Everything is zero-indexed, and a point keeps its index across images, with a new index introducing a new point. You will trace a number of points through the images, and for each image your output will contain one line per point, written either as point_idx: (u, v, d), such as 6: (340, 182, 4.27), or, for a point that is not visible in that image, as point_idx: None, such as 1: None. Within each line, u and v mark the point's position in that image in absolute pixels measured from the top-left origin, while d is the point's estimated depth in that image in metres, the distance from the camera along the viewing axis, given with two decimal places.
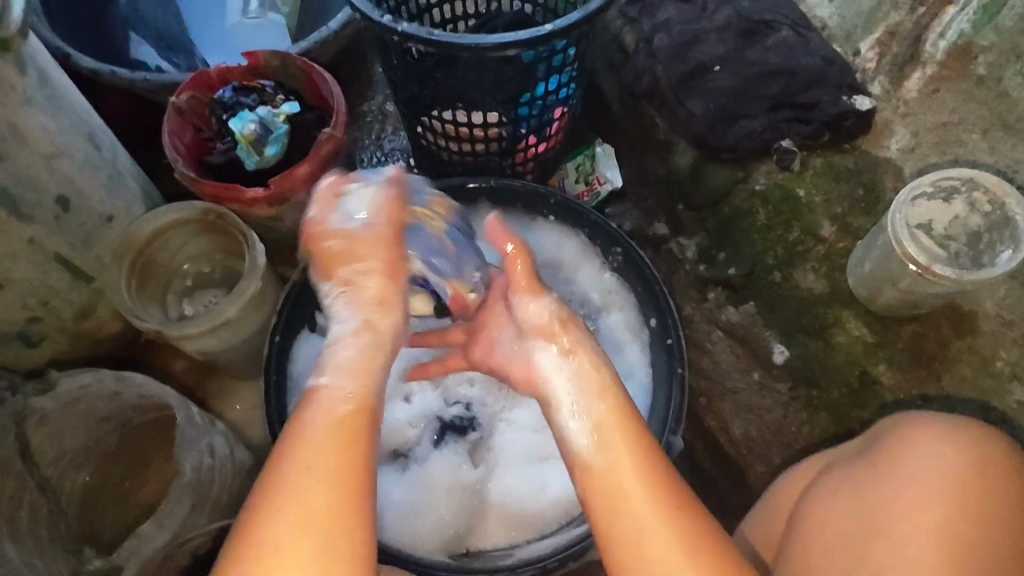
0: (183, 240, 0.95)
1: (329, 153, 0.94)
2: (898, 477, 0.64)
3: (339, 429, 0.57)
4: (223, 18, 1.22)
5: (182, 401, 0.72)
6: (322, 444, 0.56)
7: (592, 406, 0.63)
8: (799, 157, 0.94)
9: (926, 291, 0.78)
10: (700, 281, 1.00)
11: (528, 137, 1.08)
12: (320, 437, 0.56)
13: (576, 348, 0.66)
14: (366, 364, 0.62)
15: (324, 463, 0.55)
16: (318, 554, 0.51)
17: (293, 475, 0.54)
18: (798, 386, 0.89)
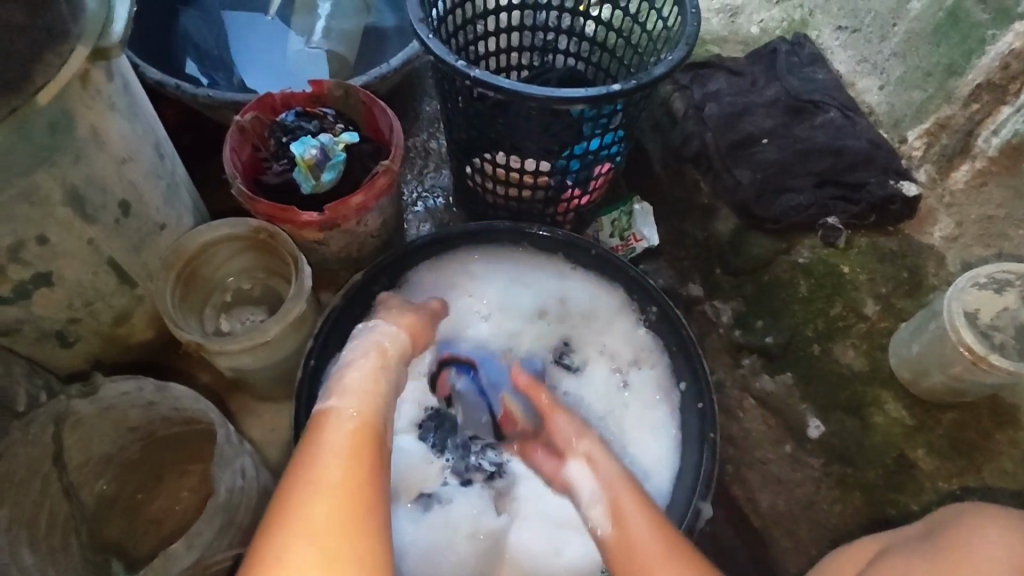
0: (230, 255, 0.96)
1: (384, 185, 0.95)
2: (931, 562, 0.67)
3: (338, 441, 0.58)
4: (271, 45, 1.26)
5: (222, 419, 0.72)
6: (345, 449, 0.57)
7: (603, 496, 0.72)
8: (844, 235, 0.95)
9: (976, 379, 0.78)
10: (734, 346, 1.00)
11: (573, 188, 1.10)
12: (338, 444, 0.58)
13: (591, 452, 0.77)
14: (370, 391, 0.65)
15: (323, 470, 0.55)
16: (337, 531, 0.51)
17: (325, 463, 0.55)
18: (832, 463, 0.87)
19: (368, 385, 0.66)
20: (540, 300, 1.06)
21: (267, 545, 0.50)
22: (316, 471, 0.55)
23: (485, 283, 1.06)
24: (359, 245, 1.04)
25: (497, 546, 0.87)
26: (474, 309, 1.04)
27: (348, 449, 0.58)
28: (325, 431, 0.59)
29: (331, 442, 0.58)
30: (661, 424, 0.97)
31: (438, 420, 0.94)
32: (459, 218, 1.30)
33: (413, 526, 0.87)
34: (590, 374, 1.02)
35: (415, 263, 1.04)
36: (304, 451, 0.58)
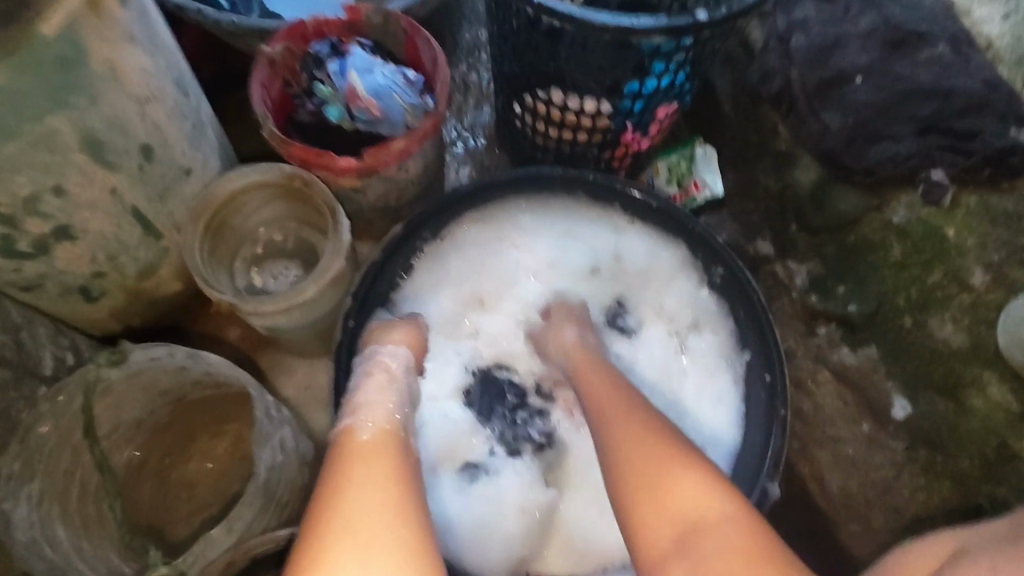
0: (260, 203, 0.88)
1: (429, 129, 0.85)
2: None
3: (370, 447, 0.59)
4: None
5: (258, 392, 0.67)
6: (372, 456, 0.58)
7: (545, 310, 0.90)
8: (951, 192, 0.82)
9: None
10: (808, 313, 0.92)
11: (634, 132, 0.98)
12: (358, 453, 0.58)
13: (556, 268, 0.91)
14: (379, 400, 0.67)
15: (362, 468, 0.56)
16: (378, 521, 0.51)
17: (357, 468, 0.56)
18: (918, 448, 0.81)
19: (379, 395, 0.67)
20: (593, 255, 0.96)
21: (309, 540, 0.50)
22: (346, 474, 0.55)
23: (533, 235, 0.96)
24: (398, 194, 0.95)
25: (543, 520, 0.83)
26: (523, 264, 0.95)
27: (375, 455, 0.58)
28: (345, 447, 0.59)
29: (364, 450, 0.58)
30: (723, 395, 0.90)
31: (484, 385, 0.89)
32: (500, 161, 1.19)
33: (456, 495, 0.83)
34: (646, 339, 0.93)
35: (461, 214, 0.95)
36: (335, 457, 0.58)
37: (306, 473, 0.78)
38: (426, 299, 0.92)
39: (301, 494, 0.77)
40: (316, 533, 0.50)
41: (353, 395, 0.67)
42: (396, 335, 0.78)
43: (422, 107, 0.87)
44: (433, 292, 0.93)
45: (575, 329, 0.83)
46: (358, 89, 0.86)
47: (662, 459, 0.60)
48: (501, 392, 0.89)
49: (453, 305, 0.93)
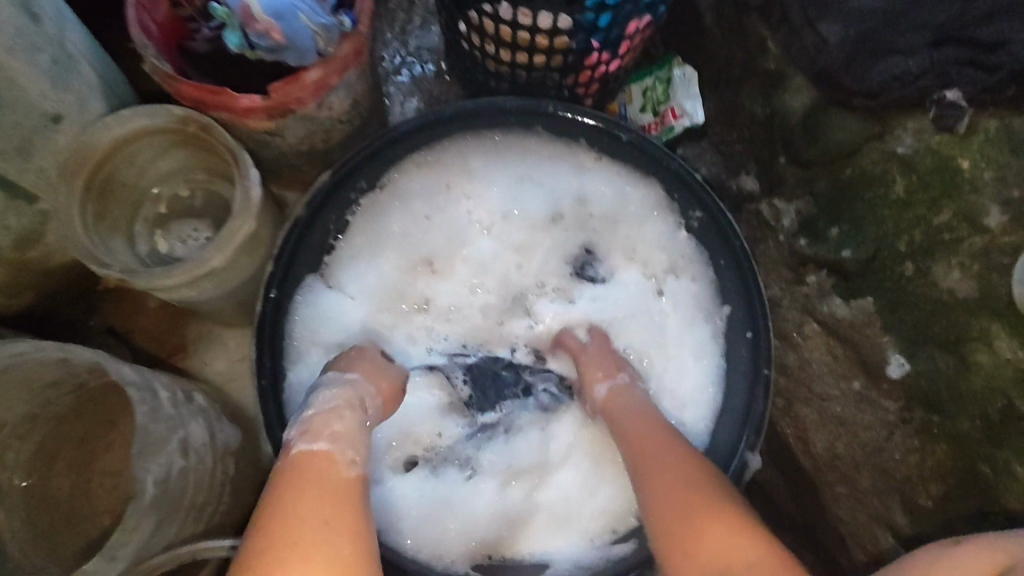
0: (154, 154, 0.75)
1: (348, 55, 0.70)
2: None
3: (333, 483, 0.53)
4: None
5: (147, 391, 0.57)
6: (328, 499, 0.51)
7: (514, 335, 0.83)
8: (968, 116, 0.69)
9: None
10: (798, 259, 0.82)
11: (601, 51, 0.84)
12: (313, 489, 0.52)
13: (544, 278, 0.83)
14: (354, 430, 0.59)
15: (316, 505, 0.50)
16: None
17: (305, 507, 0.50)
18: (912, 407, 0.72)
19: (353, 426, 0.59)
20: (554, 200, 0.84)
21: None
22: (296, 512, 0.49)
23: (484, 180, 0.84)
24: (324, 135, 0.82)
25: (508, 507, 0.78)
26: (473, 216, 0.84)
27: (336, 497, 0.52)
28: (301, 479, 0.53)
29: (322, 489, 0.52)
30: (701, 349, 0.80)
31: (467, 375, 0.82)
32: (452, 90, 1.04)
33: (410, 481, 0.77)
34: (622, 290, 0.83)
35: (400, 157, 0.81)
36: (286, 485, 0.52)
37: (230, 464, 0.71)
38: (364, 264, 0.81)
39: (225, 489, 0.69)
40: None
41: (320, 415, 0.59)
42: (376, 367, 0.69)
43: (335, 28, 0.68)
44: (371, 256, 0.82)
45: (606, 379, 0.73)
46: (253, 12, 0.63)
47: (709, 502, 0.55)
48: (493, 376, 0.82)
49: (396, 268, 0.82)
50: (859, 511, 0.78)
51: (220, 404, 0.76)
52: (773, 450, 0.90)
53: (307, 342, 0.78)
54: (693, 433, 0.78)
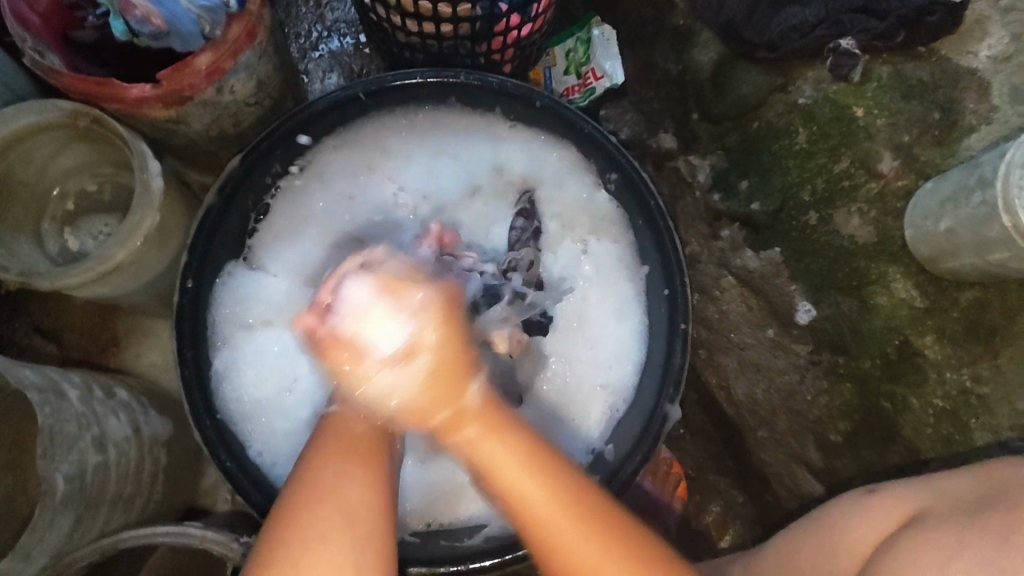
0: (52, 151, 0.73)
1: (240, 39, 0.69)
2: (943, 495, 0.58)
3: (355, 436, 0.58)
4: None
5: (52, 394, 0.59)
6: (349, 453, 0.57)
7: None
8: (861, 64, 0.70)
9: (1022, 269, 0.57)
10: (712, 214, 0.83)
11: (509, 15, 0.81)
12: (336, 443, 0.57)
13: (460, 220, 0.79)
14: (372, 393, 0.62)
15: (347, 479, 0.55)
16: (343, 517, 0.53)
17: (326, 456, 0.56)
18: (821, 350, 0.75)
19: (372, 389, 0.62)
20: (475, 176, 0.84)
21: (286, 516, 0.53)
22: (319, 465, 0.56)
23: (402, 158, 0.84)
24: (232, 119, 0.79)
25: None
26: (398, 193, 0.83)
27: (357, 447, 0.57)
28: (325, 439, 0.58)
29: (349, 437, 0.58)
30: (624, 308, 0.81)
31: None
32: (373, 62, 1.00)
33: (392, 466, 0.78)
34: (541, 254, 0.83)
35: (316, 136, 0.79)
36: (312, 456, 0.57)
37: (161, 455, 0.72)
38: (286, 244, 0.81)
39: (157, 478, 0.71)
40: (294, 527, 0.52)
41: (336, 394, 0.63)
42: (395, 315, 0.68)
43: (220, 9, 0.66)
44: (291, 236, 0.81)
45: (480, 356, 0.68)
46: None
47: (577, 511, 0.57)
48: None
49: (319, 250, 0.81)
50: (777, 447, 0.83)
51: (149, 396, 0.76)
52: (700, 397, 0.93)
53: (227, 328, 0.77)
54: (617, 387, 0.80)
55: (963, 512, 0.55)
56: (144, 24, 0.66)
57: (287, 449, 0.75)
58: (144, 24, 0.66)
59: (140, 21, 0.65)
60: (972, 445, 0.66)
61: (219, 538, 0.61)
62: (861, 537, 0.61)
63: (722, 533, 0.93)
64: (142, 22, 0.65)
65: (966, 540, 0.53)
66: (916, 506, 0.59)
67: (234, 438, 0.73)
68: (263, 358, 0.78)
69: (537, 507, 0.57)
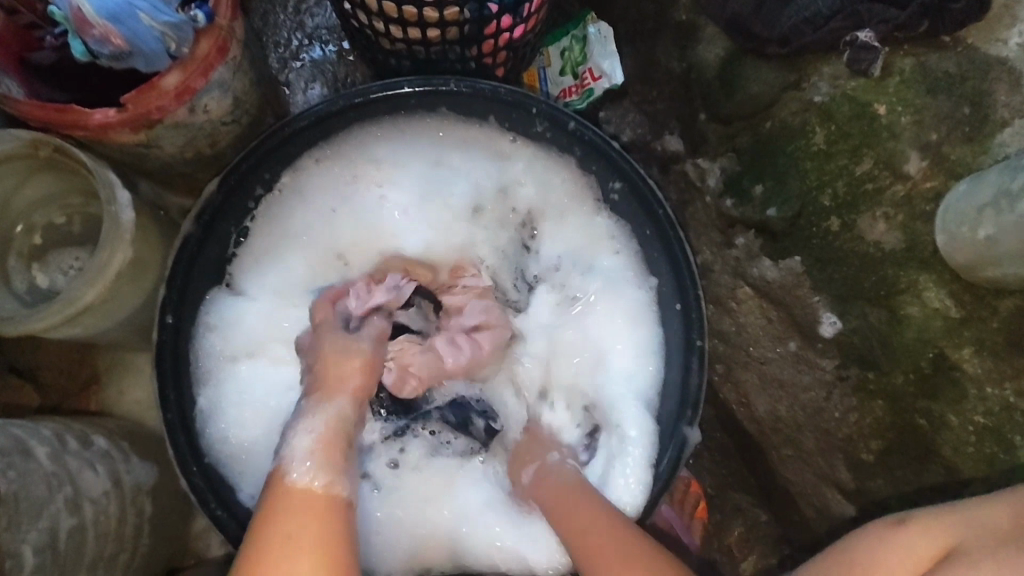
0: (15, 182, 0.68)
1: (210, 59, 0.64)
2: (978, 527, 0.52)
3: (304, 504, 0.55)
4: None
5: (19, 453, 0.54)
6: (296, 514, 0.54)
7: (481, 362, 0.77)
8: (882, 56, 0.65)
9: None
10: (725, 221, 0.78)
11: (500, 17, 0.76)
12: (284, 503, 0.55)
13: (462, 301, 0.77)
14: (326, 447, 0.60)
15: (309, 526, 0.53)
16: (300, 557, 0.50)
17: (269, 519, 0.53)
18: (848, 365, 0.70)
19: (321, 442, 0.60)
20: (478, 189, 0.79)
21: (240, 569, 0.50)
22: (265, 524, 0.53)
23: (392, 173, 0.78)
24: (209, 140, 0.74)
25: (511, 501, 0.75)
26: (391, 208, 0.78)
27: (307, 504, 0.55)
28: (273, 499, 0.56)
29: (296, 499, 0.55)
30: (635, 326, 0.76)
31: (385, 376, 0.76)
32: (358, 70, 0.95)
33: (388, 508, 0.73)
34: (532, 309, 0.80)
35: (297, 154, 0.73)
36: (275, 503, 0.55)
37: (146, 505, 0.67)
38: (268, 266, 0.75)
39: (142, 532, 0.66)
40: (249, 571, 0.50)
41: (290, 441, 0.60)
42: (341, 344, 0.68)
43: (186, 26, 0.61)
44: (277, 258, 0.75)
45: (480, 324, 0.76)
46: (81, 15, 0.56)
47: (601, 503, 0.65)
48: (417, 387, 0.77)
49: (310, 267, 0.76)
50: (803, 465, 0.78)
51: (132, 440, 0.71)
52: (717, 413, 0.89)
53: (212, 361, 0.72)
54: (636, 407, 0.75)
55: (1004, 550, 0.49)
56: (102, 44, 0.58)
57: None
58: (102, 45, 0.58)
59: (98, 42, 0.58)
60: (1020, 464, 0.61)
61: None
62: (891, 571, 0.55)
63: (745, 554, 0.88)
64: (100, 43, 0.58)
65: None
66: (953, 538, 0.53)
67: (225, 484, 0.68)
68: (249, 390, 0.73)
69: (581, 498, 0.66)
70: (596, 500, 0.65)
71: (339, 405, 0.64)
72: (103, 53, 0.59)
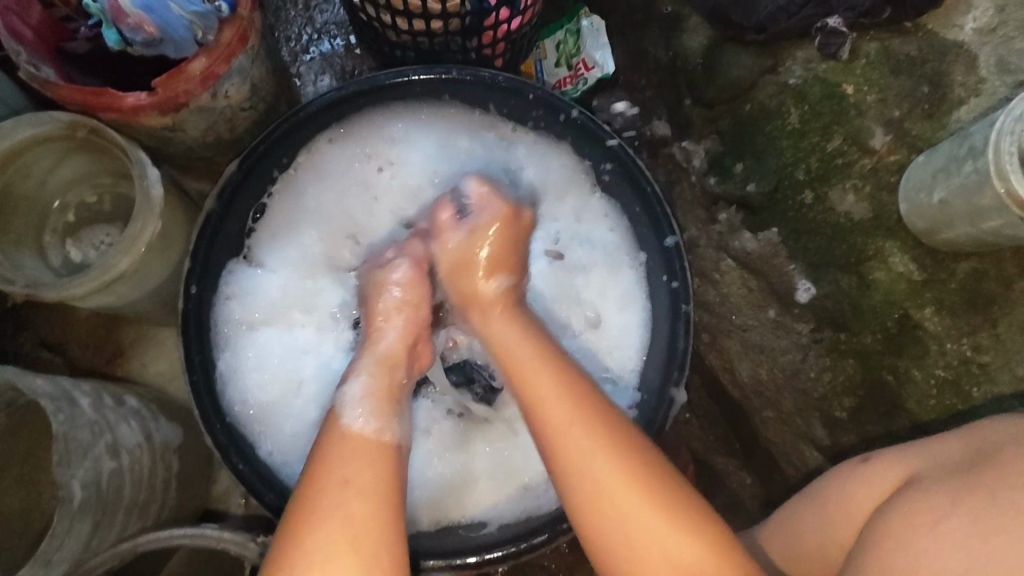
0: (53, 163, 0.74)
1: (232, 45, 0.69)
2: (933, 460, 0.58)
3: (357, 455, 0.60)
4: None
5: (64, 402, 0.61)
6: (351, 468, 0.59)
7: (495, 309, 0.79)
8: (849, 41, 0.71)
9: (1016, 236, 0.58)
10: (709, 198, 0.84)
11: (498, 10, 0.81)
12: (339, 457, 0.60)
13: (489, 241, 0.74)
14: (377, 391, 0.67)
15: (365, 475, 0.58)
16: (347, 524, 0.55)
17: (328, 477, 0.58)
18: (822, 328, 0.75)
19: (374, 390, 0.67)
20: (480, 172, 0.85)
21: (298, 523, 0.55)
22: (322, 478, 0.58)
23: (403, 155, 0.84)
24: (228, 125, 0.80)
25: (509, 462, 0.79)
26: (400, 187, 0.84)
27: (360, 459, 0.60)
28: (330, 447, 0.61)
29: (349, 451, 0.60)
30: (626, 300, 0.82)
31: None
32: (364, 63, 1.01)
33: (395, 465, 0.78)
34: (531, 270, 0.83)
35: (311, 137, 0.79)
36: (333, 450, 0.61)
37: (173, 460, 0.73)
38: (285, 242, 0.81)
39: (171, 483, 0.72)
40: (303, 529, 0.55)
41: (344, 389, 0.68)
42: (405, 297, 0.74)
43: (212, 15, 0.67)
44: (290, 233, 0.81)
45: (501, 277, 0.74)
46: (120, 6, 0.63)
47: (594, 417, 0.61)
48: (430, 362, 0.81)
49: (320, 244, 0.82)
50: (783, 424, 0.83)
51: (159, 402, 0.77)
52: (704, 380, 0.95)
53: (232, 326, 0.77)
54: (628, 375, 0.80)
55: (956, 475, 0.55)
56: (137, 32, 0.64)
57: (294, 448, 0.76)
58: (137, 34, 0.64)
59: (134, 31, 0.64)
60: (974, 413, 0.68)
61: (237, 538, 0.62)
62: (857, 504, 0.61)
63: (731, 513, 0.94)
64: (135, 33, 0.64)
65: (962, 501, 0.53)
66: (913, 472, 0.59)
67: (246, 440, 0.74)
68: (266, 356, 0.79)
69: (574, 435, 0.61)
70: (596, 418, 0.61)
71: (387, 341, 0.72)
72: (138, 41, 0.65)
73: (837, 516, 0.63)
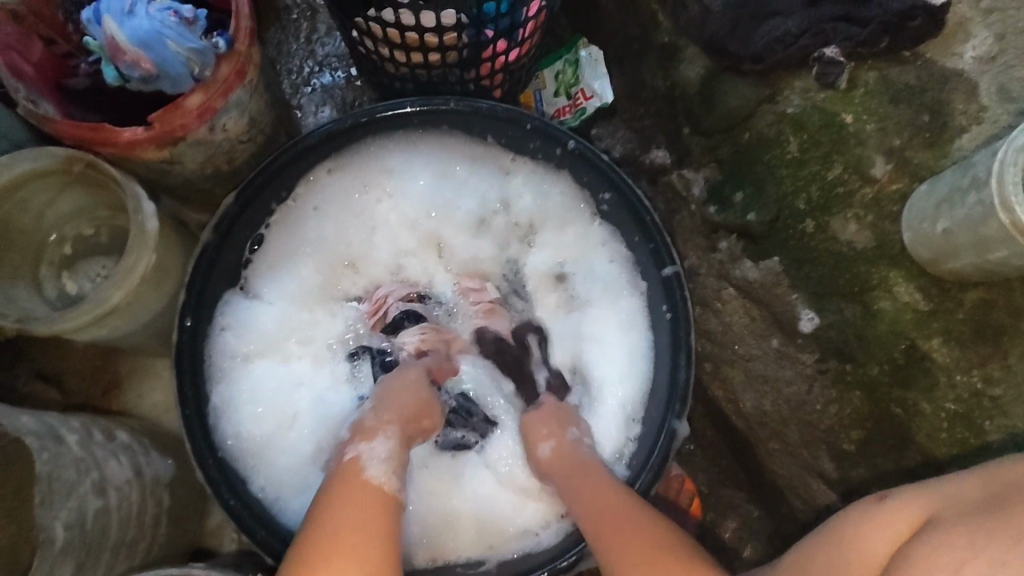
0: (50, 197, 0.74)
1: (230, 79, 0.70)
2: (951, 500, 0.56)
3: (369, 501, 0.59)
4: None
5: (51, 438, 0.59)
6: (359, 516, 0.57)
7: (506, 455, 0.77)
8: (847, 70, 0.70)
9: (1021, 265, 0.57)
10: (709, 227, 0.83)
11: (496, 41, 0.81)
12: (348, 501, 0.58)
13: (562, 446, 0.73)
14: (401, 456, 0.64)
15: (369, 523, 0.57)
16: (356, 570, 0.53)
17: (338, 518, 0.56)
18: (826, 359, 0.74)
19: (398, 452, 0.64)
20: (480, 202, 0.84)
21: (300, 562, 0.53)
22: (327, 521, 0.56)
23: (402, 185, 0.83)
24: (226, 157, 0.80)
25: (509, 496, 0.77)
26: (398, 217, 0.83)
27: (372, 510, 0.58)
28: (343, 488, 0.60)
29: (357, 499, 0.59)
30: (626, 331, 0.80)
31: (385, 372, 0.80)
32: (365, 94, 1.01)
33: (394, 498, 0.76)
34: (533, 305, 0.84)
35: (308, 168, 0.78)
36: (345, 494, 0.59)
37: (164, 496, 0.71)
38: (283, 273, 0.80)
39: (161, 521, 0.70)
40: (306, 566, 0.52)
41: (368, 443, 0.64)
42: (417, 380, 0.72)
43: (209, 51, 0.67)
44: (288, 264, 0.80)
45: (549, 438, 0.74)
46: (115, 41, 0.63)
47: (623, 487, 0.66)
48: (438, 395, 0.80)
49: (318, 275, 0.82)
50: (790, 456, 0.81)
51: (151, 436, 0.76)
52: (709, 411, 0.93)
53: (228, 358, 0.76)
54: (630, 406, 0.79)
55: (976, 517, 0.53)
56: (132, 67, 0.65)
57: (289, 482, 0.75)
58: (132, 68, 0.65)
59: (129, 66, 0.65)
60: (987, 447, 0.65)
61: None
62: (872, 549, 0.58)
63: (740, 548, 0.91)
64: (129, 67, 0.65)
65: (988, 547, 0.50)
66: (930, 513, 0.56)
67: (238, 476, 0.72)
68: (261, 389, 0.77)
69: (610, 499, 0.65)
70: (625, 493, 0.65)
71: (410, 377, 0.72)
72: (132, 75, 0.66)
73: (847, 561, 0.59)
